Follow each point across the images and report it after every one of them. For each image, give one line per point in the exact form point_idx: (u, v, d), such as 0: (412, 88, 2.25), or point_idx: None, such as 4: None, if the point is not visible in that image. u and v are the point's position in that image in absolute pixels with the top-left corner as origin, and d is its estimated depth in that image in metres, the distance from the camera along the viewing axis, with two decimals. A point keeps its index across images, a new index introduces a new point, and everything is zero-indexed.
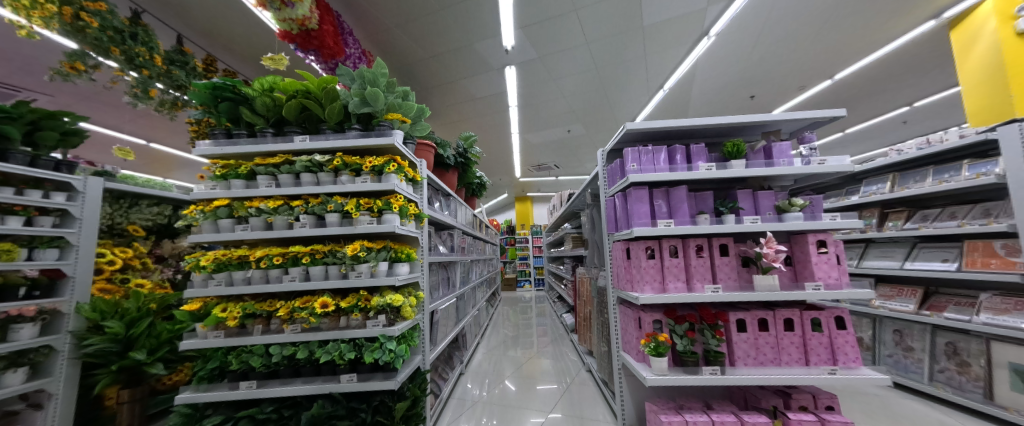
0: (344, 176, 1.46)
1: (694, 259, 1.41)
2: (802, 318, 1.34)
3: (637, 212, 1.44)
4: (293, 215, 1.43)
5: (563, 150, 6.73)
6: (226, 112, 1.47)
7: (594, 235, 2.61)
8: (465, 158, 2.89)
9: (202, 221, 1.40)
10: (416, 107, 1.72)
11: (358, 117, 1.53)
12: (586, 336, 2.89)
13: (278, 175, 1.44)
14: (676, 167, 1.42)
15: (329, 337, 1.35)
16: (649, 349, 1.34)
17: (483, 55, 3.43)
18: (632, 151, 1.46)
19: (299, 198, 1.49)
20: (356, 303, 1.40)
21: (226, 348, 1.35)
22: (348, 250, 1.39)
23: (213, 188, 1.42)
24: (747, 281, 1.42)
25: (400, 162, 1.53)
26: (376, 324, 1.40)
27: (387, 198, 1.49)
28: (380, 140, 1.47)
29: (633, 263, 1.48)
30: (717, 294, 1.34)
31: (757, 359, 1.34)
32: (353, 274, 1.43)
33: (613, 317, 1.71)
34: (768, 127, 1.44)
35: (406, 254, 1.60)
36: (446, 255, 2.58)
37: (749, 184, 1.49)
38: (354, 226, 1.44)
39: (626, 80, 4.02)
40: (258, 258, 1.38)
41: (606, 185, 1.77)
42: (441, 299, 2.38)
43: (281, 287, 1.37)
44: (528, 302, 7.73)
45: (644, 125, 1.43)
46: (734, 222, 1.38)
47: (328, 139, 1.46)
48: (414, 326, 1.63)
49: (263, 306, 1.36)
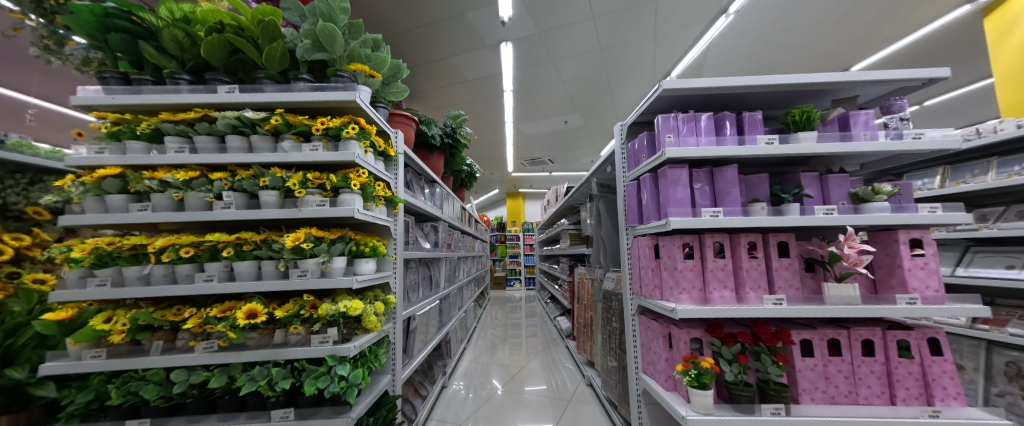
0: (286, 141, 1.09)
1: (746, 261, 1.08)
2: (885, 339, 1.03)
3: (674, 197, 1.10)
4: (212, 192, 1.05)
5: (560, 143, 6.40)
6: (123, 50, 1.07)
7: (599, 232, 2.27)
8: (453, 139, 2.52)
9: (82, 197, 1.01)
10: (390, 61, 1.34)
11: (310, 67, 1.16)
12: (586, 344, 2.56)
13: (193, 137, 1.06)
14: (725, 140, 1.09)
15: (257, 358, 0.98)
16: (689, 380, 1.00)
17: (477, 27, 3.06)
18: (668, 119, 1.12)
19: (224, 169, 1.10)
20: (297, 312, 1.03)
21: (108, 374, 0.96)
22: (287, 239, 1.02)
23: (100, 152, 1.02)
24: (812, 292, 1.10)
25: (364, 126, 1.17)
26: (324, 341, 1.03)
27: (345, 174, 1.12)
28: (337, 95, 1.10)
29: (664, 264, 1.15)
30: (780, 307, 1.01)
31: (827, 392, 1.02)
32: (294, 273, 1.06)
33: (630, 330, 1.39)
34: (841, 93, 1.12)
35: (372, 248, 1.24)
36: (428, 249, 2.22)
37: (812, 166, 1.17)
38: (298, 208, 1.07)
39: (632, 64, 3.71)
40: (160, 249, 1.00)
41: (625, 169, 1.44)
42: (420, 301, 2.02)
43: (191, 289, 0.99)
44: (519, 302, 7.41)
45: (687, 83, 1.09)
46: (799, 213, 1.06)
47: (263, 90, 1.08)
48: (380, 339, 1.26)
49: (166, 316, 0.99)
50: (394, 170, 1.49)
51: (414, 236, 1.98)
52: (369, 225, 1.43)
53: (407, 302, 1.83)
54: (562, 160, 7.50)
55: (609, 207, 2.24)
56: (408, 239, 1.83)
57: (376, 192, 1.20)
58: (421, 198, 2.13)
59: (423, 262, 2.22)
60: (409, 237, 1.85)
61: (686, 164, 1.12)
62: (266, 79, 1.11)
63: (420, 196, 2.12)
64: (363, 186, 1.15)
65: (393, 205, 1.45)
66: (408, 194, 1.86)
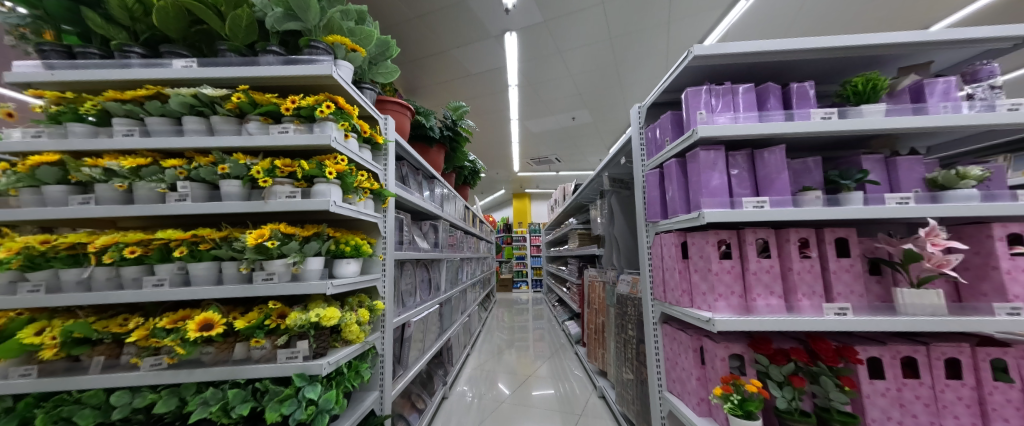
0: (252, 122, 0.94)
1: (796, 262, 0.89)
2: (977, 359, 0.83)
3: (707, 185, 0.91)
4: (165, 182, 0.90)
5: (566, 141, 6.22)
6: (69, 20, 0.94)
7: (611, 231, 2.10)
8: (454, 132, 2.36)
9: (17, 187, 0.87)
10: (376, 36, 1.19)
11: (281, 38, 1.01)
12: (597, 352, 2.38)
13: (145, 118, 0.92)
14: (771, 116, 0.90)
15: (213, 377, 0.83)
16: (730, 407, 0.81)
17: (479, 16, 2.91)
18: (700, 91, 0.94)
19: (182, 156, 0.96)
20: (261, 323, 0.88)
21: (39, 396, 0.82)
22: (248, 237, 0.87)
23: (37, 136, 0.88)
24: (877, 299, 0.91)
25: (343, 106, 1.01)
26: (293, 357, 0.87)
27: (320, 160, 0.97)
28: (310, 69, 0.95)
29: (695, 265, 0.96)
30: (843, 319, 0.82)
31: (903, 424, 0.83)
32: (257, 278, 0.90)
33: (652, 341, 1.20)
34: (911, 59, 0.93)
35: (354, 247, 1.08)
36: (428, 249, 2.07)
37: (872, 147, 0.98)
38: (264, 201, 0.91)
39: (643, 54, 3.51)
40: (102, 249, 0.86)
41: (644, 158, 1.27)
42: (418, 306, 1.86)
43: (137, 296, 0.84)
44: (526, 305, 7.23)
45: (724, 48, 0.90)
46: (864, 203, 0.87)
47: (225, 65, 0.94)
48: (364, 352, 1.10)
49: (107, 327, 0.84)
50: (384, 161, 1.33)
51: (410, 234, 1.83)
52: (355, 222, 1.27)
53: (401, 307, 1.67)
54: (569, 159, 7.30)
55: (622, 203, 2.06)
56: (403, 237, 1.67)
57: (358, 183, 1.04)
58: (418, 194, 1.98)
59: (420, 264, 2.07)
60: (404, 235, 1.70)
61: (723, 146, 0.94)
62: (230, 52, 0.96)
63: (417, 192, 1.97)
64: (342, 174, 1.00)
65: (381, 200, 1.29)
66: (404, 190, 1.71)
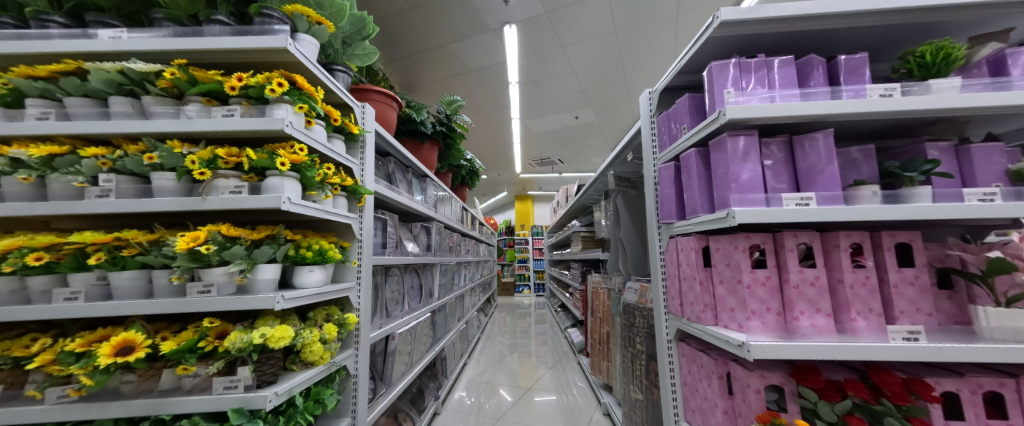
0: (192, 104, 0.79)
1: (849, 273, 0.72)
2: None
3: (739, 178, 0.74)
4: (84, 174, 0.76)
5: (569, 141, 6.05)
6: None
7: (617, 234, 1.93)
8: (448, 128, 2.21)
9: None
10: (348, 10, 1.03)
11: (231, 7, 0.86)
12: (601, 365, 2.20)
13: (63, 98, 0.77)
14: (815, 94, 0.73)
15: (131, 412, 0.68)
16: None
17: (477, 7, 2.76)
18: (727, 66, 0.78)
19: (111, 145, 0.82)
20: (193, 345, 0.72)
21: None
22: (178, 240, 0.72)
23: None
24: (948, 318, 0.74)
25: (302, 87, 0.86)
26: (231, 387, 0.72)
27: (272, 149, 0.82)
28: (259, 41, 0.80)
29: (721, 276, 0.80)
30: (915, 346, 0.65)
31: None
32: (193, 290, 0.75)
33: (665, 363, 1.04)
34: (988, 25, 0.76)
35: (318, 252, 0.93)
36: (418, 253, 1.91)
37: (936, 133, 0.81)
38: (202, 197, 0.77)
39: (650, 48, 3.35)
40: (4, 254, 0.71)
41: (656, 150, 1.10)
42: (405, 315, 1.70)
43: (42, 312, 0.70)
44: (528, 309, 7.06)
45: (757, 11, 0.74)
46: (934, 199, 0.70)
47: (160, 36, 0.79)
48: (329, 375, 0.95)
49: (6, 349, 0.69)
50: (361, 154, 1.18)
51: (396, 237, 1.68)
52: (325, 223, 1.12)
53: (384, 317, 1.51)
54: (572, 159, 7.13)
55: (629, 204, 1.90)
56: (386, 239, 1.52)
57: (320, 176, 0.89)
58: (408, 194, 1.84)
59: (410, 269, 1.91)
60: (389, 237, 1.54)
61: (757, 130, 0.77)
62: (167, 22, 0.82)
63: (406, 192, 1.82)
64: (300, 166, 0.84)
65: (357, 198, 1.14)
66: (389, 189, 1.57)
